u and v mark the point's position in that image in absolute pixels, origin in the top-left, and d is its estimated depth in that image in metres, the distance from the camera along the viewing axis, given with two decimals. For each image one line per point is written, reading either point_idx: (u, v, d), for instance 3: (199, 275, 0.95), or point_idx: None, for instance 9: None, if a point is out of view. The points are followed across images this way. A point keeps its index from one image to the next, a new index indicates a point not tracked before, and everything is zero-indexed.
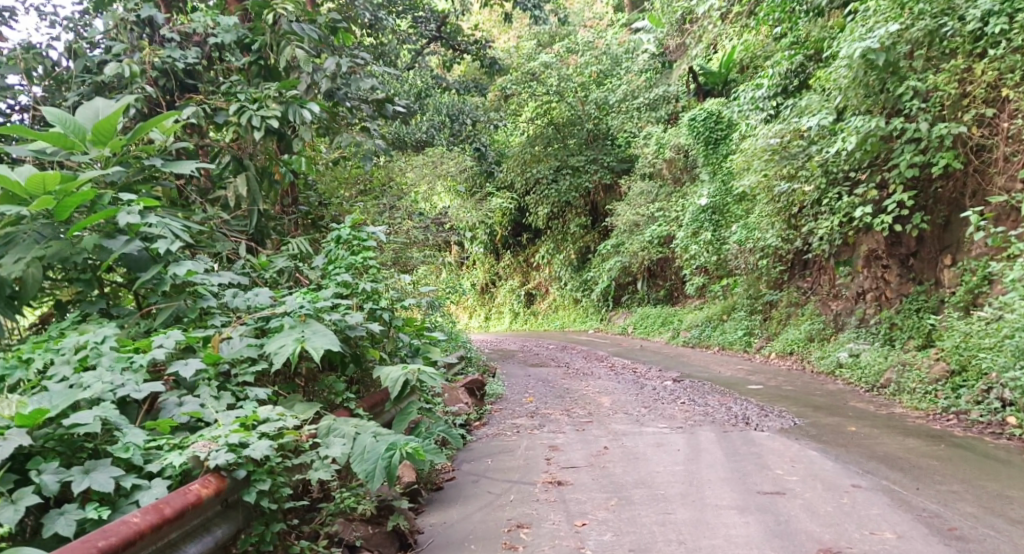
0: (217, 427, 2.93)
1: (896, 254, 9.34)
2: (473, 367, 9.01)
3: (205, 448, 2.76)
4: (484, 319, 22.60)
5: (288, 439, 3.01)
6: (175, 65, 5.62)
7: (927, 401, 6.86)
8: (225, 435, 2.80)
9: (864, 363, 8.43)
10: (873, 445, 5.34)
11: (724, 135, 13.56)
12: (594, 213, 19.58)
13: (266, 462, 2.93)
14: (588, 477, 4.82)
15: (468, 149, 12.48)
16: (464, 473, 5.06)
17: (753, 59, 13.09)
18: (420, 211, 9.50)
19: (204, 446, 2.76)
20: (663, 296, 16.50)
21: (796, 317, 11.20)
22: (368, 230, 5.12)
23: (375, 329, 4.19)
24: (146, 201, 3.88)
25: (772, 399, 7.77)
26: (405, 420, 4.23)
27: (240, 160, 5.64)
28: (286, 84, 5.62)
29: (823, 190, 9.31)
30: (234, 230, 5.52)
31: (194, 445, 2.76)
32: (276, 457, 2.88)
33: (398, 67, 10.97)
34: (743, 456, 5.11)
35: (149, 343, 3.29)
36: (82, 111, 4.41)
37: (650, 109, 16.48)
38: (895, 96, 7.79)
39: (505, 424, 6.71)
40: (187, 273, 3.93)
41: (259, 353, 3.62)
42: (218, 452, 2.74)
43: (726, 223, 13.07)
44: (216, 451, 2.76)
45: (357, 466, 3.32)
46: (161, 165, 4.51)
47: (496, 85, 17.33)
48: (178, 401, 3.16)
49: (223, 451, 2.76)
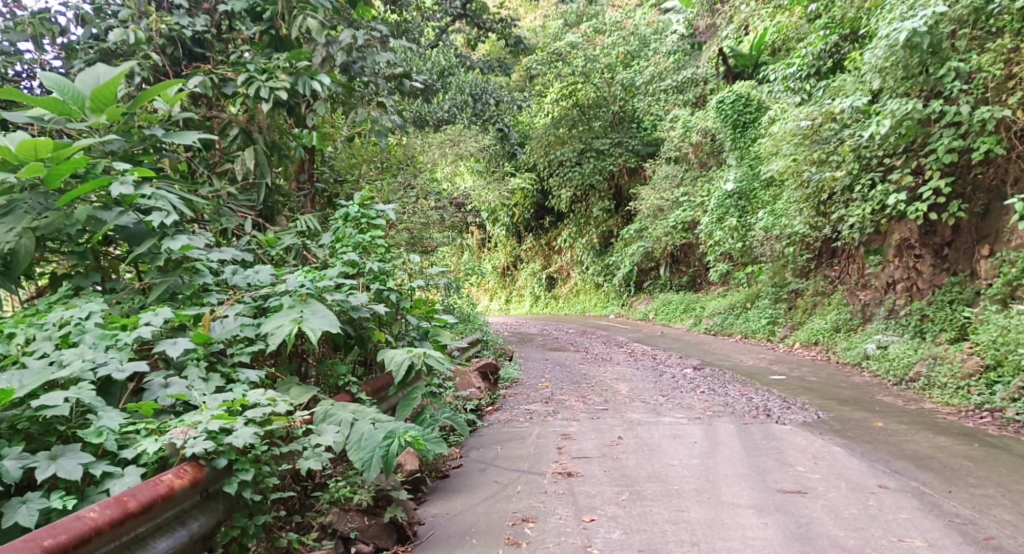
0: (199, 412, 2.77)
1: (930, 243, 8.99)
2: (488, 350, 8.85)
3: (182, 435, 2.61)
4: (505, 301, 22.47)
5: (276, 425, 2.84)
6: (183, 32, 5.49)
7: (958, 397, 6.56)
8: (205, 422, 2.65)
9: (892, 355, 8.12)
10: (901, 443, 5.07)
11: (753, 119, 13.18)
12: (618, 197, 19.25)
13: (251, 450, 2.77)
14: (600, 469, 4.62)
15: (491, 129, 12.22)
16: (471, 461, 4.89)
17: (786, 42, 12.66)
18: (439, 191, 9.30)
19: (181, 432, 2.61)
20: (686, 282, 16.20)
21: (822, 306, 10.87)
22: (377, 207, 4.93)
23: (380, 310, 4.01)
24: (140, 171, 3.72)
25: (795, 390, 7.52)
26: (409, 405, 4.04)
27: (249, 134, 5.46)
28: (297, 54, 5.42)
29: (855, 175, 8.97)
30: (241, 205, 5.36)
31: (171, 432, 2.61)
32: (261, 445, 2.72)
33: (421, 45, 10.75)
34: (763, 452, 4.88)
35: (136, 320, 3.13)
36: (81, 78, 4.21)
37: (677, 92, 16.08)
38: (935, 79, 7.43)
39: (518, 410, 6.53)
40: (183, 248, 3.74)
41: (255, 334, 3.45)
42: (196, 439, 2.60)
43: (752, 209, 12.74)
44: (193, 438, 2.62)
45: (353, 454, 3.16)
46: (163, 135, 4.35)
47: (521, 65, 17.01)
48: (163, 382, 3.00)
49: (202, 439, 2.61)
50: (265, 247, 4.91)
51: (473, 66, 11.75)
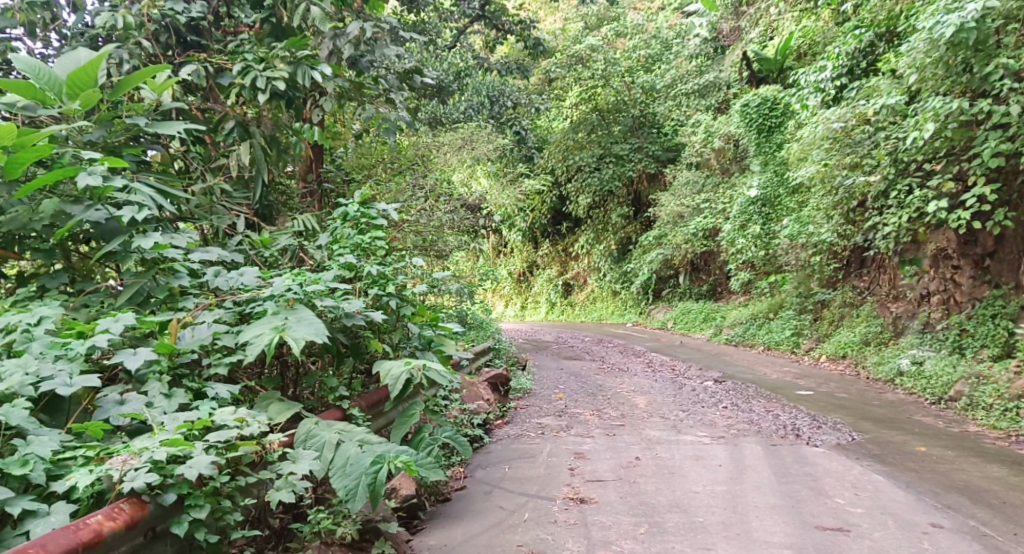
0: (148, 436, 2.43)
1: (969, 253, 8.51)
2: (500, 359, 8.47)
3: (121, 464, 2.27)
4: (520, 307, 22.08)
5: (241, 451, 2.49)
6: (177, 18, 5.16)
7: (1007, 420, 6.10)
8: (150, 449, 2.32)
9: (929, 373, 7.64)
10: (950, 473, 4.61)
11: (779, 123, 12.68)
12: (637, 203, 18.76)
13: (208, 483, 2.45)
14: (616, 494, 4.22)
15: (507, 133, 11.83)
16: (475, 482, 4.49)
17: (813, 46, 12.24)
18: (451, 192, 8.87)
19: (121, 461, 2.28)
20: (706, 291, 15.72)
21: (851, 318, 10.35)
22: (378, 206, 4.57)
23: (376, 318, 3.64)
24: (112, 160, 3.34)
25: (824, 408, 7.07)
26: (405, 424, 3.70)
27: (245, 126, 5.09)
28: (296, 42, 5.07)
29: (891, 180, 8.50)
30: (236, 202, 5.02)
31: (109, 461, 2.28)
32: (218, 478, 2.38)
33: (436, 46, 10.49)
34: (795, 478, 4.45)
35: (92, 327, 2.76)
36: (61, 61, 3.97)
37: (699, 96, 15.62)
38: (980, 77, 7.01)
39: (529, 424, 6.14)
40: (155, 245, 3.36)
41: (232, 343, 3.10)
42: (137, 472, 2.26)
43: (777, 216, 12.27)
44: (135, 468, 2.29)
45: (336, 481, 2.87)
46: (145, 124, 3.99)
47: (539, 67, 16.61)
48: (119, 398, 2.65)
49: (144, 471, 2.27)
50: (259, 248, 4.55)
51: (491, 68, 11.35)
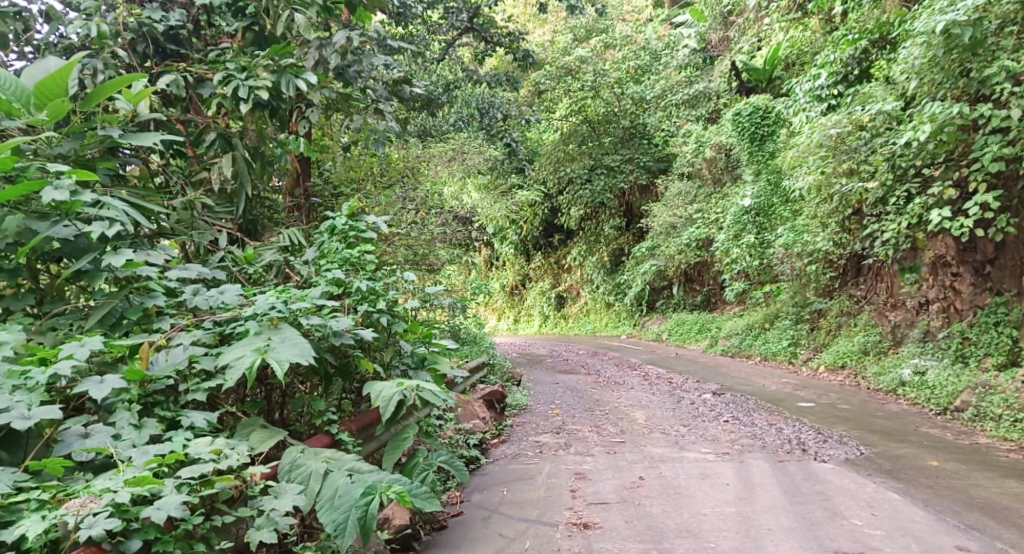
0: (112, 474, 2.23)
1: (969, 261, 8.38)
2: (494, 375, 8.26)
3: (78, 509, 2.08)
4: (513, 321, 21.84)
5: (215, 488, 2.30)
6: (154, 27, 4.99)
7: (1018, 432, 5.94)
8: (112, 490, 2.13)
9: (933, 383, 7.47)
10: (968, 489, 4.42)
11: (771, 132, 12.56)
12: (629, 214, 18.66)
13: (179, 525, 2.28)
14: (622, 518, 4.02)
15: (497, 144, 11.68)
16: (472, 507, 4.27)
17: (802, 55, 12.20)
18: (442, 205, 8.67)
19: (77, 506, 2.08)
20: (700, 301, 15.57)
21: (848, 327, 10.17)
22: (367, 219, 4.39)
23: (366, 336, 3.44)
24: (80, 172, 3.12)
25: (828, 420, 6.89)
26: (397, 448, 3.50)
27: (228, 139, 4.90)
28: (280, 50, 4.88)
29: (890, 187, 8.27)
30: (219, 217, 4.79)
31: (64, 506, 2.08)
32: (187, 519, 2.20)
33: (425, 58, 10.35)
34: (809, 497, 4.26)
35: (55, 353, 2.56)
36: (30, 70, 3.77)
37: (689, 106, 15.41)
38: (978, 81, 6.90)
39: (527, 442, 5.93)
40: (128, 263, 3.14)
41: (211, 367, 2.90)
42: (95, 518, 2.07)
43: (771, 225, 12.14)
44: (93, 513, 2.09)
45: (324, 515, 2.66)
46: (118, 135, 3.77)
47: (529, 80, 16.51)
48: (83, 432, 2.45)
49: (102, 517, 2.08)
50: (243, 264, 4.33)
51: (481, 80, 11.22)
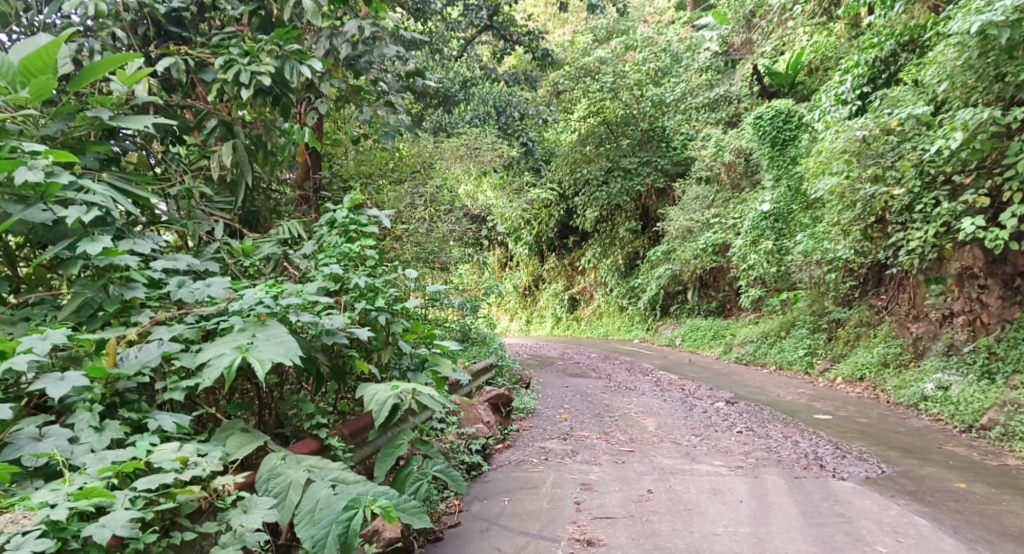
0: (58, 488, 2.17)
1: (998, 273, 8.09)
2: (501, 378, 8.04)
3: (7, 527, 2.01)
4: (525, 322, 21.59)
5: (168, 503, 2.20)
6: (155, 7, 4.76)
7: None
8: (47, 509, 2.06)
9: (957, 399, 7.17)
10: (1000, 517, 4.17)
11: (793, 136, 12.23)
12: (645, 217, 18.39)
13: (128, 544, 2.18)
14: (628, 536, 3.79)
15: (514, 143, 11.46)
16: (470, 518, 4.05)
17: (826, 61, 11.92)
18: (453, 202, 8.46)
19: (7, 523, 2.02)
20: (715, 307, 15.29)
21: (868, 338, 9.85)
22: (369, 212, 4.19)
23: (362, 335, 3.22)
24: (57, 153, 2.93)
25: (847, 434, 6.61)
26: (391, 456, 3.30)
27: (229, 126, 4.68)
28: (285, 34, 4.65)
29: (917, 194, 8.01)
30: (217, 208, 4.60)
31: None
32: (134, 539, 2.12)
33: (442, 56, 10.16)
34: (829, 518, 4.02)
35: (15, 346, 2.43)
36: (18, 47, 3.57)
37: (709, 110, 14.91)
38: (1015, 85, 6.60)
39: (532, 448, 5.70)
40: (107, 251, 2.94)
41: (189, 365, 2.71)
42: (24, 536, 2.00)
43: (790, 232, 11.83)
44: (23, 533, 2.02)
45: (302, 530, 2.47)
46: (108, 118, 3.53)
47: (547, 79, 16.25)
48: (37, 434, 2.36)
49: (33, 536, 2.01)
50: (239, 256, 4.08)
51: (498, 78, 11.03)
